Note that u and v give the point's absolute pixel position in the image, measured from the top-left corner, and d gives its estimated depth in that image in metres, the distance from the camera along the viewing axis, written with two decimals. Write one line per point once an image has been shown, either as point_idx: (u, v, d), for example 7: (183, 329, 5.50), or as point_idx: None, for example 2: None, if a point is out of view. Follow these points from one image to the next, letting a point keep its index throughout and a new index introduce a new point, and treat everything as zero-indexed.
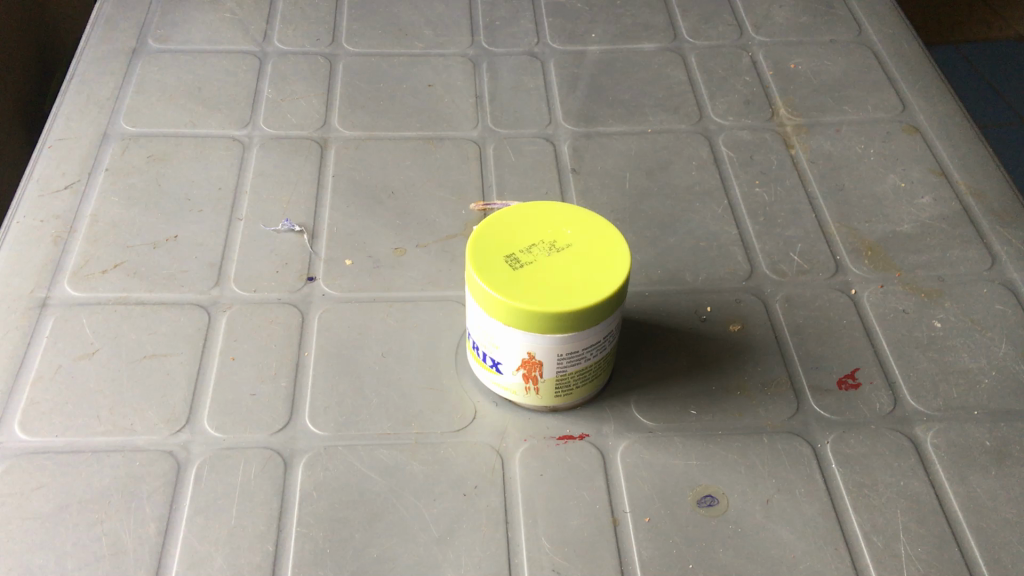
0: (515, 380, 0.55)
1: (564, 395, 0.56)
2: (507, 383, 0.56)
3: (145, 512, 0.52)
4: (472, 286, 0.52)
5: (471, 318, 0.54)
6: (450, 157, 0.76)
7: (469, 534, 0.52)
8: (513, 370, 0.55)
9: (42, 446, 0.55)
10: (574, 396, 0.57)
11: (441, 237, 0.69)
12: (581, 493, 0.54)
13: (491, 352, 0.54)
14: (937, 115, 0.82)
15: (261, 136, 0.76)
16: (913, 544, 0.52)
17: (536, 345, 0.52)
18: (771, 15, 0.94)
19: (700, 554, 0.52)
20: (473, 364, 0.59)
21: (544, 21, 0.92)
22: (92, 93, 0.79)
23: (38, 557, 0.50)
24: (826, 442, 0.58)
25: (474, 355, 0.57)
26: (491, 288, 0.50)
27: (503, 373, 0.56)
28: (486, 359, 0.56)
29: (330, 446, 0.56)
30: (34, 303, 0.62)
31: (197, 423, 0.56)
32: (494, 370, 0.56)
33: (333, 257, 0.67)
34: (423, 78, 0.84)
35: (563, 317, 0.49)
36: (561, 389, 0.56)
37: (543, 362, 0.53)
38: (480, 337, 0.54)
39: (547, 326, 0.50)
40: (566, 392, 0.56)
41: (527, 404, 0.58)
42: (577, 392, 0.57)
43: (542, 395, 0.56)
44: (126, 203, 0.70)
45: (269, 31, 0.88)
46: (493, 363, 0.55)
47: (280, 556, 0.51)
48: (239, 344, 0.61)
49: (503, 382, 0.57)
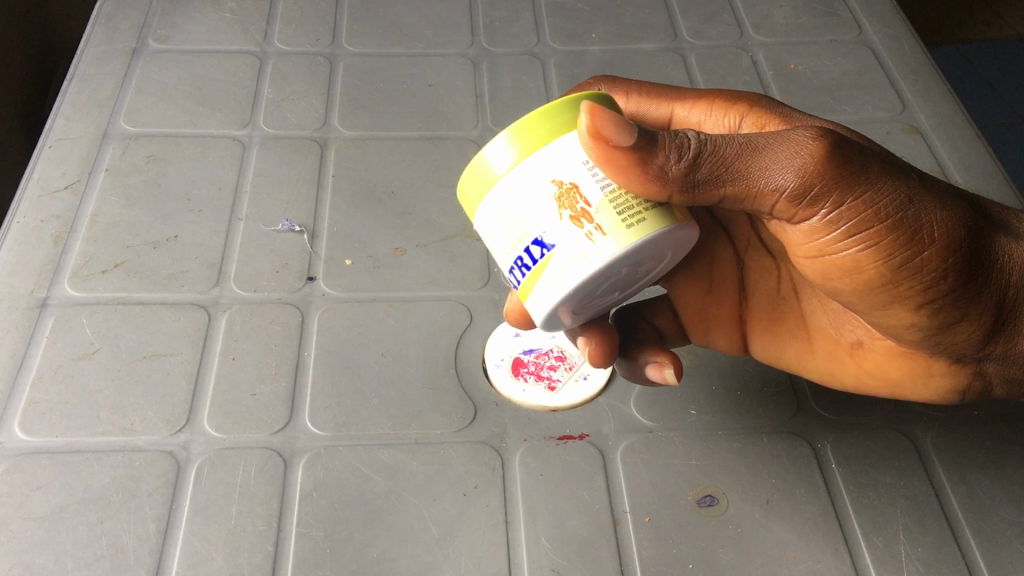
0: (571, 231, 0.41)
1: (638, 226, 0.41)
2: (565, 245, 0.41)
3: (145, 512, 0.52)
4: (470, 192, 0.44)
5: (488, 242, 0.44)
6: (449, 157, 0.76)
7: (469, 534, 0.52)
8: (560, 221, 0.41)
9: (43, 446, 0.55)
10: (650, 228, 0.42)
11: (441, 237, 0.69)
12: (581, 493, 0.55)
13: (523, 237, 0.42)
14: (936, 116, 0.82)
15: (261, 136, 0.76)
16: (914, 545, 0.53)
17: (566, 163, 0.41)
18: (772, 14, 0.94)
19: (700, 554, 0.52)
20: (543, 299, 0.42)
21: (544, 21, 0.91)
22: (93, 93, 0.79)
23: (38, 557, 0.50)
24: (826, 442, 0.58)
25: (532, 280, 0.42)
26: (490, 146, 0.43)
27: (554, 242, 0.41)
28: (531, 254, 0.42)
29: (330, 446, 0.56)
30: (34, 303, 0.62)
31: (196, 423, 0.56)
32: (542, 255, 0.41)
33: (333, 257, 0.67)
34: (423, 78, 0.84)
35: (564, 109, 0.42)
36: (628, 213, 0.41)
37: (583, 187, 0.41)
38: (509, 251, 0.43)
39: (558, 129, 0.42)
40: (637, 219, 0.41)
41: (611, 255, 0.41)
42: (649, 218, 0.42)
43: (601, 210, 0.41)
44: (125, 202, 0.70)
45: (269, 31, 0.87)
46: (538, 247, 0.42)
47: (280, 556, 0.51)
48: (239, 345, 0.61)
49: (570, 261, 0.41)
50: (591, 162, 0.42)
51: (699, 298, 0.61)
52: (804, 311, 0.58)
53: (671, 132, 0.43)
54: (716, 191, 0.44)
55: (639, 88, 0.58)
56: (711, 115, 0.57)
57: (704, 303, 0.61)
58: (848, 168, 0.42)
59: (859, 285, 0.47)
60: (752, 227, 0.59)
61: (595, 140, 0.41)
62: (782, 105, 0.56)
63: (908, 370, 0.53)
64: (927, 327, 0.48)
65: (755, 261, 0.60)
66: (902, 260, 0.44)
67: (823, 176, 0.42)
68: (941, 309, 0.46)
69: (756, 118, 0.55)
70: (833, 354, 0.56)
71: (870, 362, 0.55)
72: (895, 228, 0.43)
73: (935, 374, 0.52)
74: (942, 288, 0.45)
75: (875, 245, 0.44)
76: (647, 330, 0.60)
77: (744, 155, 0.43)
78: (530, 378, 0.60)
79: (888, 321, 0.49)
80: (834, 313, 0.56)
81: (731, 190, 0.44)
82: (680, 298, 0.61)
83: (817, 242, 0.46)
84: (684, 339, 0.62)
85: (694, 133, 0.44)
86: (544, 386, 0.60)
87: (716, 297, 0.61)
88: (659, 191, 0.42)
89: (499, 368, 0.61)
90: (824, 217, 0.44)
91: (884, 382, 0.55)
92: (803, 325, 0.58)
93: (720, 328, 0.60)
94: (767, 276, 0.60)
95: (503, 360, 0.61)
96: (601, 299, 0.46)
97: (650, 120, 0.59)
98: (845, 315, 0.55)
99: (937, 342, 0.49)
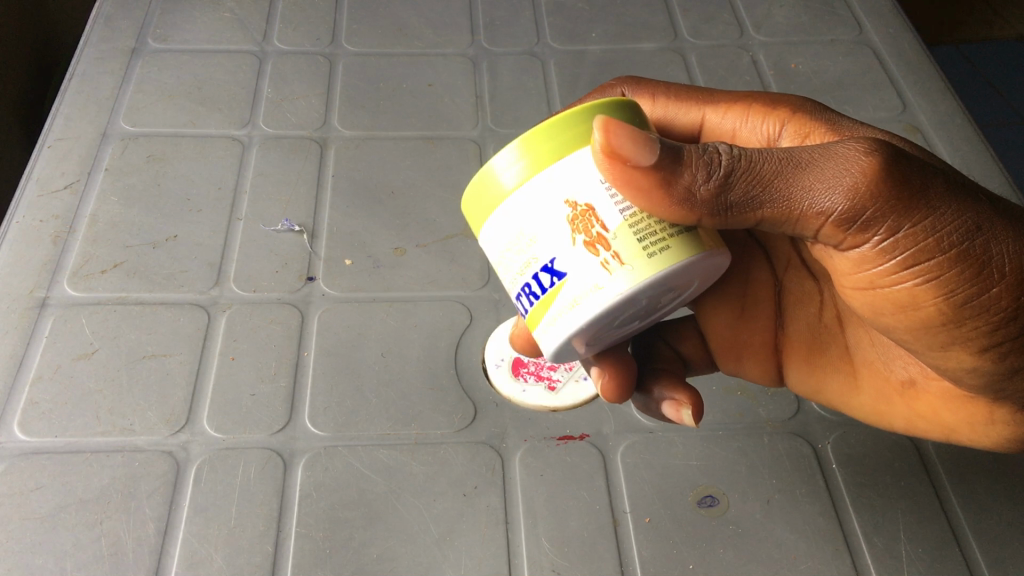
0: (585, 258, 0.40)
1: (658, 256, 0.40)
2: (579, 273, 0.40)
3: (144, 513, 0.52)
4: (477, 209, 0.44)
5: (498, 264, 0.44)
6: (449, 157, 0.76)
7: (469, 534, 0.52)
8: (574, 248, 0.40)
9: (42, 447, 0.55)
10: (672, 259, 0.40)
11: (441, 237, 0.69)
12: (581, 493, 0.54)
13: (536, 263, 0.41)
14: (937, 116, 0.82)
15: (261, 136, 0.76)
16: (914, 545, 0.53)
17: (580, 182, 0.40)
18: (772, 14, 0.93)
19: (700, 554, 0.52)
20: (555, 330, 0.41)
21: (544, 20, 0.91)
22: (93, 93, 0.79)
23: (38, 557, 0.50)
24: (826, 442, 0.58)
25: (543, 308, 0.42)
26: (498, 157, 0.42)
27: (569, 269, 0.40)
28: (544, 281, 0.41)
29: (330, 446, 0.56)
30: (34, 303, 0.62)
31: (196, 423, 0.56)
32: (556, 282, 0.41)
33: (333, 258, 0.67)
34: (423, 78, 0.83)
35: (569, 125, 0.41)
36: (646, 241, 0.40)
37: (596, 211, 0.40)
38: (521, 273, 0.42)
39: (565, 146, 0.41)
40: (659, 249, 0.40)
41: (628, 286, 0.39)
42: (672, 246, 0.41)
43: (616, 236, 0.40)
44: (124, 202, 0.70)
45: (269, 31, 0.87)
46: (551, 274, 0.41)
47: (280, 557, 0.51)
48: (239, 345, 0.61)
49: (585, 291, 0.40)
50: (606, 181, 0.40)
51: (730, 325, 0.59)
52: (849, 341, 0.55)
53: (701, 146, 0.42)
54: (752, 212, 0.42)
55: (665, 93, 0.59)
56: (745, 122, 0.56)
57: (735, 329, 0.59)
58: (905, 194, 0.40)
59: (914, 322, 0.45)
60: (793, 246, 0.57)
61: (609, 160, 0.40)
62: (825, 112, 0.53)
63: (965, 416, 0.50)
64: (994, 368, 0.46)
65: (795, 283, 0.58)
66: (965, 295, 0.42)
67: (875, 201, 0.40)
68: (1008, 350, 0.44)
69: (798, 126, 0.54)
70: (881, 392, 0.54)
71: (923, 404, 0.52)
72: (956, 260, 0.42)
73: (998, 423, 0.49)
74: (1010, 327, 0.43)
75: (933, 279, 0.42)
76: (669, 355, 0.60)
77: (785, 174, 0.41)
78: (530, 378, 0.60)
79: (945, 365, 0.47)
80: (883, 348, 0.54)
81: (768, 212, 0.42)
82: (709, 324, 0.60)
83: (867, 273, 0.44)
84: (711, 365, 0.61)
85: (726, 147, 0.42)
86: (544, 386, 0.60)
87: (749, 322, 0.59)
88: (687, 214, 0.41)
89: (499, 367, 0.61)
90: (876, 245, 0.42)
91: (938, 427, 0.52)
92: (847, 359, 0.56)
93: (752, 358, 0.59)
94: (807, 302, 0.57)
95: (503, 359, 0.61)
96: (620, 328, 0.45)
97: (679, 126, 0.59)
98: (895, 350, 0.53)
99: (1002, 387, 0.47)
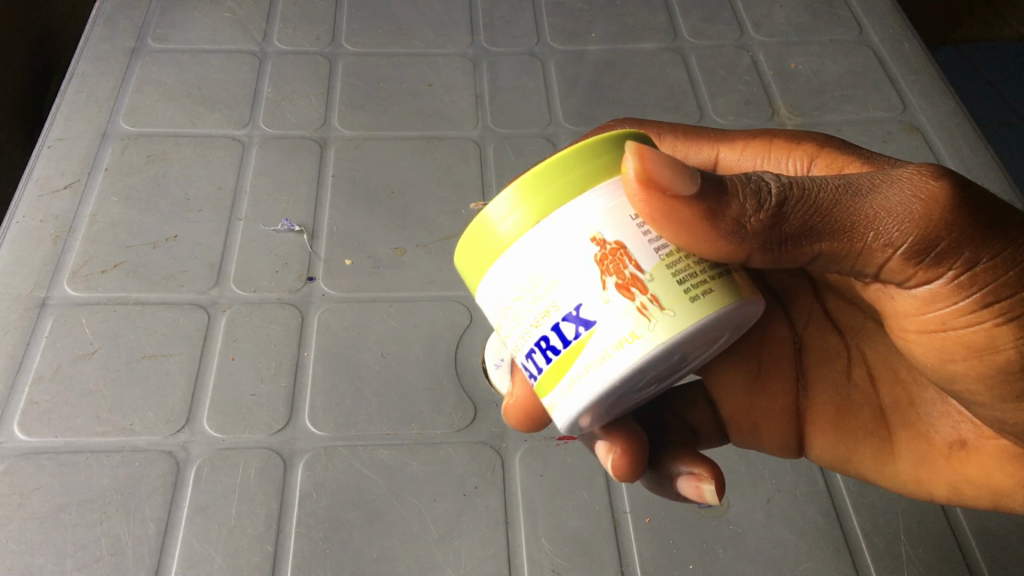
0: (616, 305, 0.36)
1: (697, 301, 0.37)
2: (609, 322, 0.37)
3: (145, 513, 0.52)
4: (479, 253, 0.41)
5: (505, 314, 0.40)
6: (449, 157, 0.76)
7: (469, 534, 0.52)
8: (603, 294, 0.37)
9: (42, 446, 0.55)
10: (714, 304, 0.37)
11: (441, 237, 0.69)
12: (581, 493, 0.54)
13: (558, 312, 0.38)
14: (937, 116, 0.82)
15: (261, 136, 0.76)
16: (914, 545, 0.53)
17: (603, 221, 0.38)
18: (772, 14, 0.93)
19: (699, 554, 0.52)
20: (583, 386, 0.37)
21: (544, 20, 0.91)
22: (93, 93, 0.79)
23: (38, 557, 0.50)
24: None
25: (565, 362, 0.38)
26: (497, 204, 0.39)
27: (597, 318, 0.37)
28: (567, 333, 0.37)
29: (330, 446, 0.56)
30: (34, 303, 0.62)
31: (196, 423, 0.56)
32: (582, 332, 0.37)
33: (333, 258, 0.67)
34: (423, 78, 0.83)
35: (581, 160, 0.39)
36: (680, 285, 0.37)
37: (624, 252, 0.37)
38: (539, 324, 0.38)
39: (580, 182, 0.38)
40: (698, 295, 0.37)
41: (666, 334, 0.36)
42: (712, 293, 0.38)
43: (650, 280, 0.37)
44: (124, 203, 0.70)
45: (269, 31, 0.87)
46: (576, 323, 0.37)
47: (280, 557, 0.51)
48: (239, 345, 0.61)
49: (618, 342, 0.36)
50: (637, 218, 0.38)
51: (744, 391, 0.55)
52: (883, 401, 0.53)
53: (746, 175, 0.41)
54: (810, 245, 0.41)
55: (674, 133, 0.59)
56: (767, 158, 0.56)
57: (751, 393, 0.55)
58: (981, 227, 0.39)
59: (985, 369, 0.43)
60: (817, 298, 0.56)
61: (642, 190, 0.38)
62: (847, 146, 0.53)
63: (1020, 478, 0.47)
64: None
65: (817, 341, 0.55)
66: None
67: (949, 233, 0.39)
68: None
69: (824, 160, 0.53)
70: (922, 455, 0.51)
71: (974, 466, 0.49)
72: None
73: None
74: None
75: (1011, 317, 0.41)
76: (679, 425, 0.55)
77: (845, 202, 0.40)
78: None
79: (1013, 417, 0.45)
80: (927, 405, 0.51)
81: (827, 245, 0.41)
82: (720, 392, 0.56)
83: (937, 313, 0.42)
84: (723, 438, 0.56)
85: (775, 177, 0.41)
86: None
87: (765, 387, 0.55)
88: (734, 248, 0.40)
89: (498, 368, 0.60)
90: (952, 280, 0.40)
91: (989, 491, 0.48)
92: (881, 422, 0.52)
93: (771, 429, 0.54)
94: (832, 361, 0.55)
95: (503, 360, 0.60)
96: (638, 393, 0.41)
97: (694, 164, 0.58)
98: (943, 407, 0.50)
99: None
